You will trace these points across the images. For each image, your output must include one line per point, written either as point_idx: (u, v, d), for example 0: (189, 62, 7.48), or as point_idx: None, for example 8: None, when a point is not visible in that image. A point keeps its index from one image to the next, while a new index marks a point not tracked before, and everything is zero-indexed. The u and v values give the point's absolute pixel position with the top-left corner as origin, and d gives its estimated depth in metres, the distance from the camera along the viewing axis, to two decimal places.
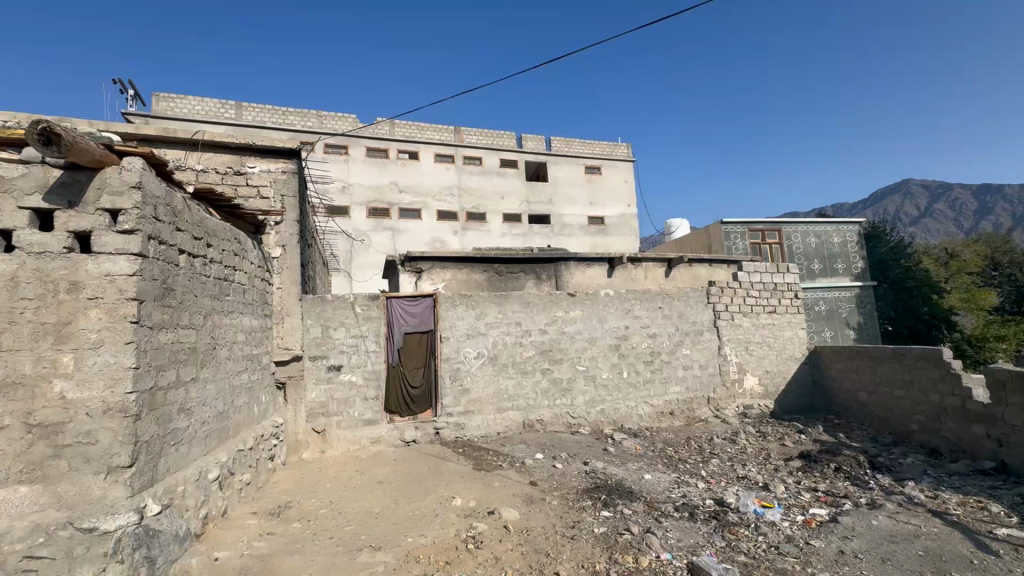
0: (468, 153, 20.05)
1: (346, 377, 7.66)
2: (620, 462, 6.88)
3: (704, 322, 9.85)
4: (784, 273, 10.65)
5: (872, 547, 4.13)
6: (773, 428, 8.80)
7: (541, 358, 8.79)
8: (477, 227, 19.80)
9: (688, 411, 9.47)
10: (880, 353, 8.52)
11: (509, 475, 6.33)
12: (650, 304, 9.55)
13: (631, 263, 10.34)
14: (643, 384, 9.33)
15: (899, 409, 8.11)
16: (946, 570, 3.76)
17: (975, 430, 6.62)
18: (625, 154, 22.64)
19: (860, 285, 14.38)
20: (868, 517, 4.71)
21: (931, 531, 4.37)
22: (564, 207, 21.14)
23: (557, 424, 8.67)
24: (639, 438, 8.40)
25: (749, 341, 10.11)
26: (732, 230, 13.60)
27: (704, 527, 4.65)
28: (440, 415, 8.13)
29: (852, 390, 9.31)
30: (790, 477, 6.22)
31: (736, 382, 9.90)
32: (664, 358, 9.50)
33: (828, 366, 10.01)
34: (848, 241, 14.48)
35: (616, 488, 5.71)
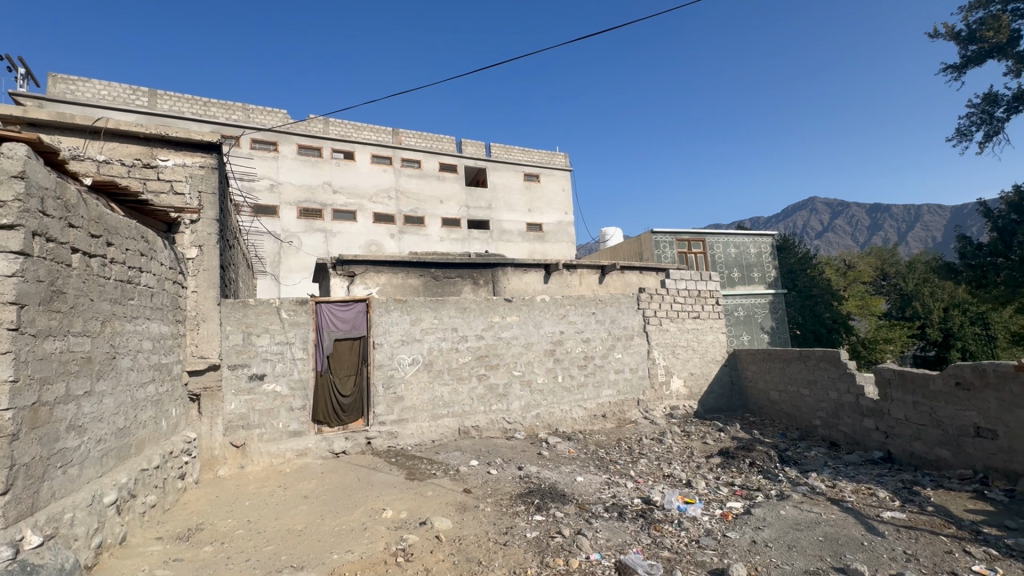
0: (406, 155, 19.65)
1: (270, 386, 7.22)
2: (554, 466, 6.99)
3: (634, 327, 10.26)
4: (707, 280, 11.33)
5: (780, 535, 4.46)
6: (696, 428, 9.32)
7: (477, 363, 8.75)
8: (415, 231, 19.47)
9: (619, 413, 9.81)
10: (789, 355, 9.27)
11: (443, 483, 6.23)
12: (584, 310, 9.81)
13: (567, 269, 10.57)
14: (577, 388, 9.55)
15: (804, 406, 8.86)
16: (842, 552, 4.13)
17: (867, 424, 7.37)
18: (562, 163, 23.20)
19: (773, 292, 15.62)
20: (777, 507, 5.09)
21: (829, 518, 4.80)
22: (503, 213, 21.28)
23: (493, 430, 8.65)
24: (573, 441, 8.57)
25: (675, 345, 10.65)
26: (661, 239, 14.31)
27: (632, 526, 4.82)
28: (372, 424, 7.87)
29: (765, 390, 10.06)
30: (711, 474, 6.59)
31: (664, 384, 10.39)
32: (597, 362, 9.79)
33: (745, 368, 10.76)
34: (763, 252, 15.68)
35: (549, 492, 5.78)
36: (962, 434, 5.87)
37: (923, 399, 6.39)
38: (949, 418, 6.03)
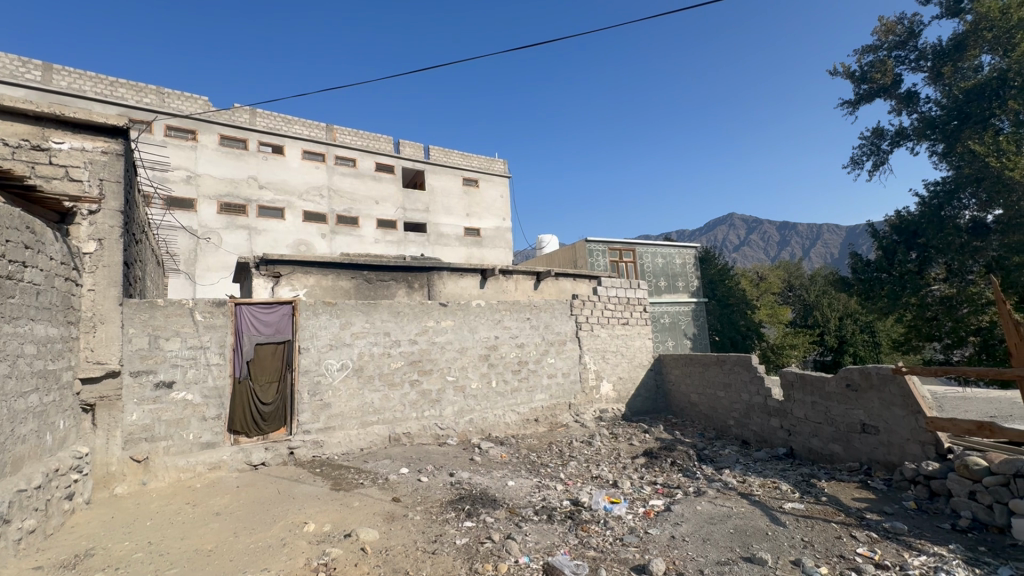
0: (341, 153, 18.94)
1: (179, 395, 6.65)
2: (486, 471, 6.98)
3: (567, 332, 10.53)
4: (636, 288, 11.85)
5: (696, 529, 4.75)
6: (623, 430, 9.70)
7: (410, 368, 8.58)
8: (348, 232, 18.79)
9: (551, 417, 9.99)
10: (708, 360, 9.90)
11: (371, 493, 6.02)
12: (518, 315, 9.92)
13: (503, 274, 10.63)
14: (510, 393, 9.62)
15: (720, 407, 9.49)
16: (750, 543, 4.46)
17: (772, 423, 8.04)
18: (501, 170, 23.36)
19: (695, 300, 16.63)
20: (694, 503, 5.41)
21: (739, 511, 5.17)
22: (440, 217, 21.05)
23: (424, 436, 8.51)
24: (506, 445, 8.62)
25: (605, 350, 11.04)
26: (594, 248, 14.81)
27: (560, 527, 4.91)
28: (295, 433, 7.47)
29: (686, 393, 10.66)
30: (635, 474, 6.88)
31: (594, 388, 10.72)
32: (530, 366, 9.93)
33: (668, 372, 11.35)
34: (687, 262, 16.68)
35: (480, 497, 5.77)
36: (851, 430, 6.55)
37: (819, 400, 7.08)
38: (841, 416, 6.71)
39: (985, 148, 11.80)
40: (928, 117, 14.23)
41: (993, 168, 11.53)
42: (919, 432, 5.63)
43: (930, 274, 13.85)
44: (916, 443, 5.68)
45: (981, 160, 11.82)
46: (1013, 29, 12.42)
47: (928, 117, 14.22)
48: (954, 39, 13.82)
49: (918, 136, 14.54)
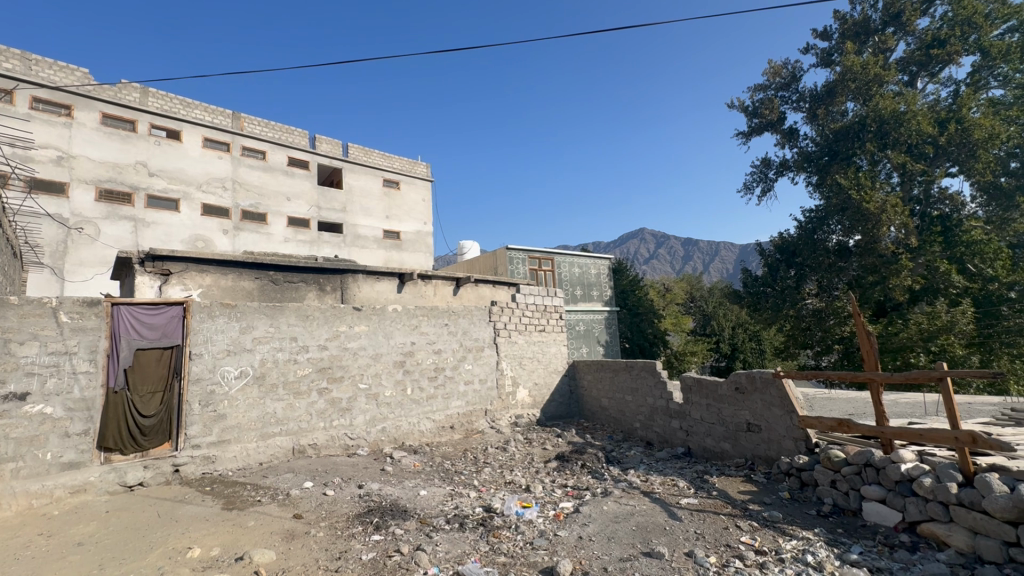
0: (248, 144, 17.55)
1: (34, 408, 5.74)
2: (397, 481, 6.76)
3: (485, 339, 10.56)
4: (553, 296, 12.17)
5: (602, 529, 4.95)
6: (538, 434, 9.90)
7: (319, 376, 8.12)
8: (254, 229, 17.44)
9: (467, 424, 9.94)
10: (617, 366, 10.40)
11: (268, 511, 5.57)
12: (436, 321, 9.79)
13: (421, 279, 10.37)
14: (426, 400, 9.43)
15: (628, 410, 10.01)
16: (650, 538, 4.72)
17: (673, 424, 8.63)
18: (423, 173, 22.99)
19: (608, 309, 17.47)
20: (601, 503, 5.64)
21: (642, 508, 5.48)
22: (357, 217, 20.23)
23: (332, 447, 8.08)
24: (419, 454, 8.41)
25: (522, 356, 11.21)
26: (514, 255, 15.04)
27: (472, 535, 4.88)
28: (182, 449, 6.74)
29: (597, 397, 11.12)
30: (547, 478, 7.03)
31: (510, 394, 10.83)
32: (447, 373, 9.82)
33: (581, 377, 11.77)
34: (602, 273, 17.49)
35: (390, 509, 5.57)
36: (738, 429, 7.21)
37: (713, 402, 7.72)
38: (730, 416, 7.36)
39: (849, 182, 13.67)
40: (805, 151, 16.22)
41: (854, 200, 13.38)
42: (793, 429, 6.32)
43: (805, 289, 15.65)
44: (790, 439, 6.36)
45: (845, 192, 13.68)
46: (871, 81, 14.55)
47: (806, 152, 16.23)
48: (826, 86, 15.91)
49: (797, 168, 16.53)
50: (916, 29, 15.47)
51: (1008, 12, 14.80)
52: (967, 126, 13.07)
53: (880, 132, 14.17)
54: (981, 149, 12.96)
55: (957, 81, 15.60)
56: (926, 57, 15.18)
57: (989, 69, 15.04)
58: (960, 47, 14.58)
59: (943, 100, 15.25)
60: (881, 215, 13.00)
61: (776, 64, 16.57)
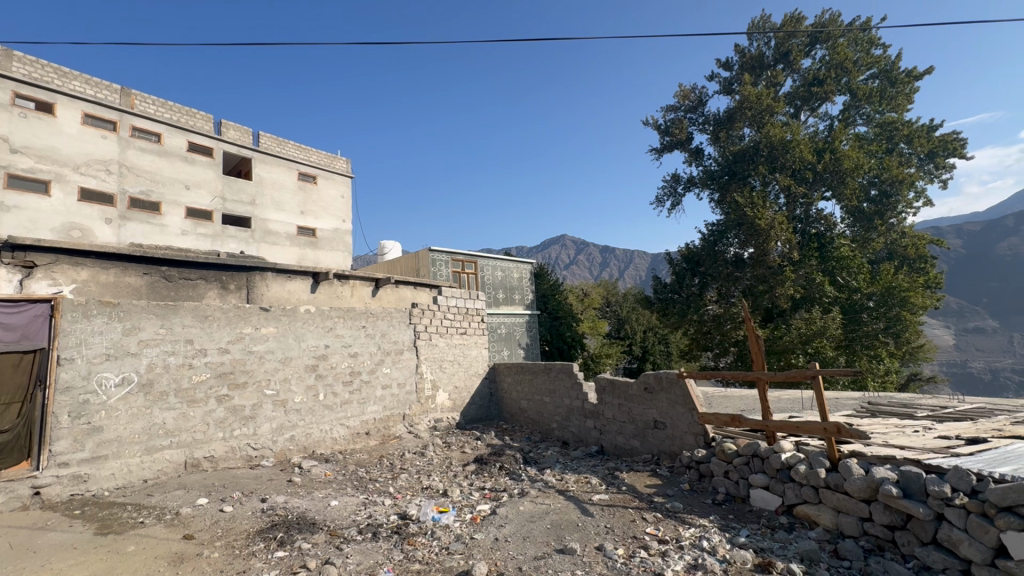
0: (139, 124, 15.69)
1: None
2: (306, 493, 6.38)
3: (405, 342, 10.31)
4: (476, 299, 12.10)
5: (518, 529, 5.02)
6: (457, 438, 9.83)
7: (218, 382, 7.46)
8: (144, 219, 15.67)
9: (383, 430, 9.63)
10: (536, 368, 10.61)
11: (153, 533, 4.99)
12: (353, 323, 9.39)
13: (338, 279, 9.71)
14: (340, 406, 9.00)
15: (545, 411, 10.27)
16: (563, 535, 4.87)
17: (588, 424, 8.99)
18: (343, 169, 22.01)
19: (529, 312, 17.81)
20: (518, 504, 5.72)
21: (556, 506, 5.63)
22: (268, 211, 18.89)
23: (232, 459, 7.46)
24: (331, 463, 8.01)
25: (442, 359, 11.07)
26: (437, 257, 14.86)
27: (385, 544, 4.73)
28: (45, 468, 5.86)
29: (517, 399, 11.27)
30: (465, 481, 7.01)
31: (430, 398, 10.65)
32: (363, 377, 9.45)
33: (501, 379, 11.86)
34: (524, 277, 17.81)
35: (297, 522, 5.25)
36: (646, 426, 7.66)
37: (625, 401, 8.13)
38: (640, 414, 7.80)
39: (744, 201, 15.12)
40: (709, 170, 17.71)
41: (749, 216, 14.82)
42: (694, 426, 6.83)
43: (707, 296, 17.05)
44: (691, 435, 6.86)
45: (741, 209, 15.10)
46: (763, 111, 16.22)
47: (709, 171, 17.72)
48: (728, 112, 17.52)
49: (702, 185, 18.03)
50: (801, 68, 17.50)
51: (871, 61, 17.20)
52: (839, 156, 14.98)
53: (770, 157, 15.84)
54: (849, 177, 14.93)
55: (831, 117, 17.86)
56: (808, 93, 17.19)
57: (856, 108, 17.36)
58: (834, 87, 16.72)
59: (820, 132, 17.37)
60: (770, 231, 14.55)
61: (685, 88, 17.93)
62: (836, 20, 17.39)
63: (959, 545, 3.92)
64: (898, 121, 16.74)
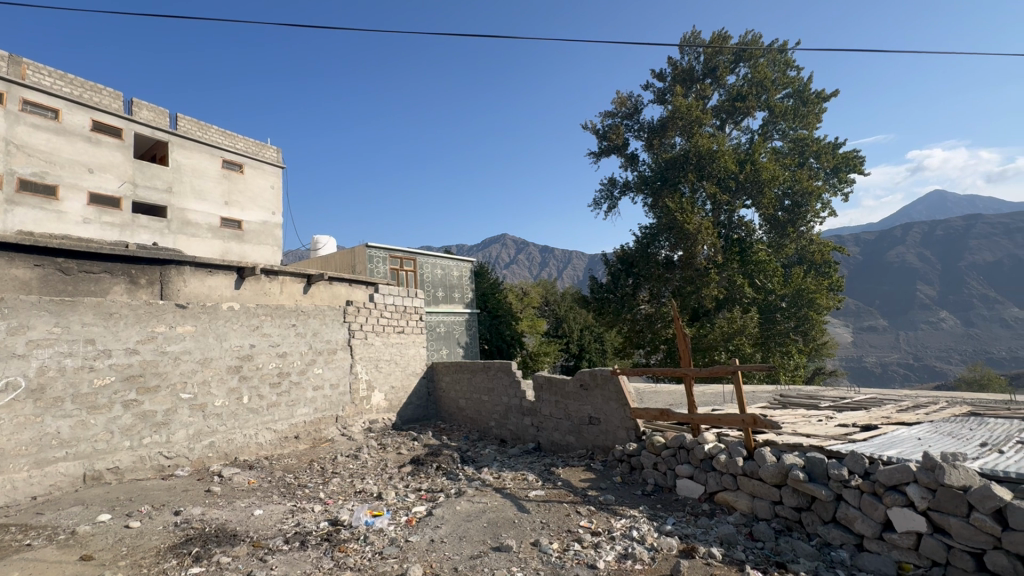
0: (32, 97, 13.89)
1: None
2: (226, 503, 5.96)
3: (338, 341, 9.92)
4: (414, 297, 11.83)
5: (454, 529, 4.98)
6: (393, 439, 9.59)
7: (125, 386, 6.80)
8: (37, 204, 13.95)
9: (314, 433, 9.21)
10: (475, 366, 10.56)
11: (42, 557, 4.45)
12: (281, 321, 8.89)
13: (266, 274, 9.10)
14: (266, 409, 8.50)
15: (484, 410, 10.27)
16: (500, 533, 4.89)
17: (525, 421, 9.10)
18: (273, 158, 20.78)
19: (469, 311, 17.73)
20: (454, 504, 5.67)
21: (492, 505, 5.64)
22: (187, 200, 17.47)
23: (141, 470, 6.84)
24: (255, 470, 7.54)
25: (378, 359, 10.74)
26: (374, 254, 14.41)
27: (315, 552, 4.53)
28: None
29: (455, 398, 11.19)
30: (401, 483, 6.86)
31: (364, 399, 10.32)
32: (293, 379, 8.97)
33: (439, 379, 11.70)
34: (464, 275, 17.69)
35: (216, 535, 4.90)
36: (581, 422, 7.87)
37: (561, 399, 8.29)
38: (575, 411, 7.99)
39: (675, 206, 15.94)
40: (643, 175, 18.51)
41: (678, 220, 15.65)
42: (625, 420, 7.10)
43: (640, 296, 17.82)
44: (624, 429, 7.12)
45: (672, 213, 15.91)
46: (693, 122, 17.16)
47: (643, 176, 18.52)
48: (661, 121, 18.39)
49: (637, 189, 18.81)
50: (726, 83, 18.71)
51: (787, 82, 18.70)
52: (758, 168, 16.18)
53: (698, 166, 16.83)
54: (766, 188, 16.16)
55: (752, 131, 19.24)
56: (732, 107, 18.41)
57: (774, 124, 18.82)
58: (754, 103, 18.03)
59: (742, 145, 18.66)
60: (698, 235, 15.47)
61: (623, 95, 18.63)
62: (757, 42, 18.75)
63: (854, 522, 4.37)
64: (808, 139, 18.35)
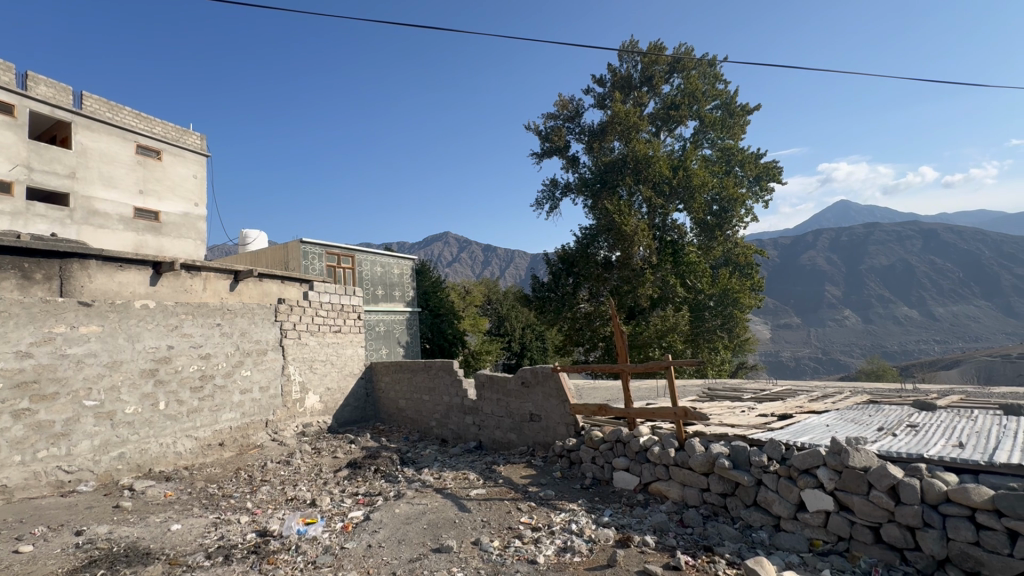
0: None
1: None
2: (138, 519, 5.46)
3: (269, 341, 9.36)
4: (352, 295, 11.39)
5: (393, 533, 4.85)
6: (328, 443, 9.21)
7: (14, 394, 6.06)
8: None
9: (240, 439, 8.65)
10: (415, 366, 10.35)
11: None
12: (204, 321, 8.27)
13: (186, 270, 8.41)
14: (186, 416, 7.88)
15: (425, 410, 10.10)
16: (439, 534, 4.83)
17: (467, 420, 9.04)
18: (195, 146, 19.27)
19: (410, 310, 17.37)
20: (393, 507, 5.53)
21: (433, 506, 5.56)
22: (94, 187, 15.81)
23: (35, 487, 6.12)
24: (173, 482, 6.96)
25: (313, 360, 10.26)
26: (309, 250, 13.75)
27: (241, 566, 4.26)
28: None
29: (395, 399, 10.92)
30: (337, 488, 6.60)
31: (297, 402, 9.82)
32: (217, 382, 8.38)
33: (378, 379, 11.36)
34: (405, 273, 17.31)
35: (126, 554, 4.48)
36: (523, 420, 7.93)
37: (502, 396, 8.31)
38: (517, 409, 8.04)
39: (613, 208, 16.48)
40: (584, 178, 18.99)
41: (617, 222, 16.18)
42: (565, 416, 7.24)
43: (580, 295, 18.27)
44: (563, 425, 7.26)
45: (611, 215, 16.43)
46: (630, 127, 17.79)
47: (584, 178, 18.99)
48: (601, 125, 18.94)
49: (578, 191, 19.27)
50: (661, 92, 19.56)
51: (716, 93, 19.84)
52: (689, 174, 17.05)
53: (635, 170, 17.51)
54: (697, 193, 17.08)
55: (685, 139, 20.25)
56: (666, 115, 19.29)
57: (704, 133, 19.91)
58: (687, 112, 18.99)
59: (676, 151, 19.59)
60: (635, 236, 16.07)
61: (565, 98, 18.99)
62: (690, 54, 19.74)
63: (772, 504, 4.71)
64: (734, 148, 19.59)
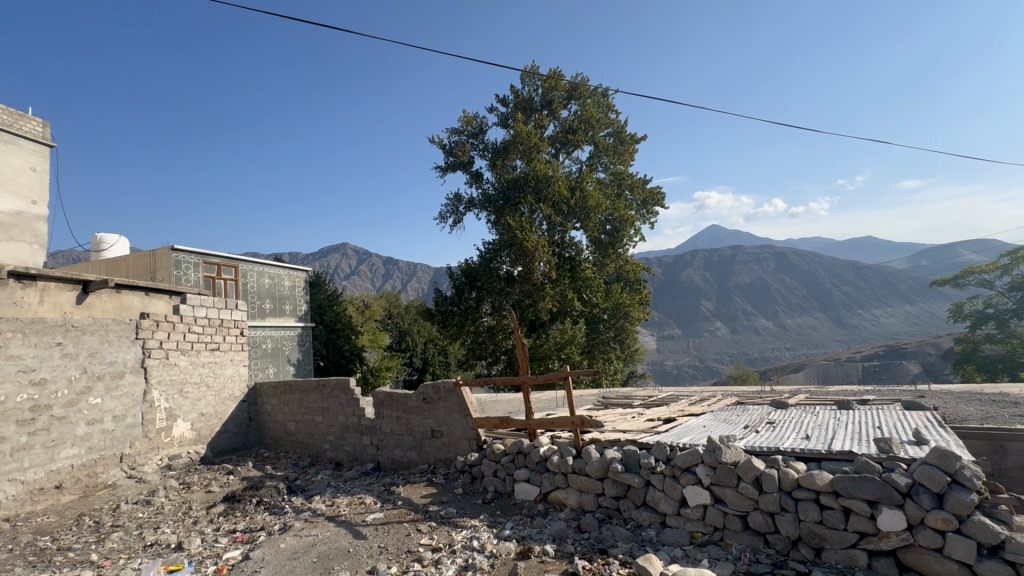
0: None
1: None
2: None
3: (127, 362, 8.11)
4: (234, 309, 10.27)
5: (277, 571, 4.41)
6: (200, 476, 8.18)
7: None
8: None
9: (85, 480, 7.33)
10: (307, 386, 9.61)
11: None
12: (39, 340, 6.95)
13: (17, 279, 6.81)
14: (9, 456, 6.51)
15: (317, 433, 9.40)
16: (332, 566, 4.48)
17: (364, 441, 8.58)
18: (34, 133, 16.26)
19: (302, 325, 16.17)
20: (278, 542, 5.02)
21: (324, 536, 5.15)
22: None
23: None
24: None
25: (183, 382, 9.07)
26: (183, 259, 12.24)
27: None
28: None
29: (282, 422, 10.03)
30: (210, 526, 5.86)
31: (162, 432, 8.60)
32: (55, 413, 7.05)
33: (263, 402, 10.36)
34: (297, 285, 16.11)
35: None
36: (423, 436, 7.71)
37: (402, 414, 8.01)
38: (417, 425, 7.80)
39: (515, 224, 16.90)
40: (487, 193, 19.30)
41: (518, 238, 16.63)
42: (467, 431, 7.16)
43: (482, 309, 18.40)
44: (465, 440, 7.18)
45: (512, 231, 16.85)
46: (532, 148, 18.50)
47: (487, 194, 19.31)
48: (504, 143, 19.42)
49: (481, 206, 19.53)
50: (560, 117, 20.64)
51: (609, 122, 21.35)
52: (585, 195, 18.10)
53: (536, 189, 18.24)
54: (592, 214, 18.17)
55: (581, 162, 21.48)
56: (565, 139, 20.35)
57: (598, 158, 21.30)
58: (583, 137, 20.24)
59: (573, 173, 20.71)
60: (535, 252, 16.65)
61: (468, 114, 19.24)
62: (586, 83, 21.10)
63: (658, 503, 5.06)
64: (624, 174, 21.24)
